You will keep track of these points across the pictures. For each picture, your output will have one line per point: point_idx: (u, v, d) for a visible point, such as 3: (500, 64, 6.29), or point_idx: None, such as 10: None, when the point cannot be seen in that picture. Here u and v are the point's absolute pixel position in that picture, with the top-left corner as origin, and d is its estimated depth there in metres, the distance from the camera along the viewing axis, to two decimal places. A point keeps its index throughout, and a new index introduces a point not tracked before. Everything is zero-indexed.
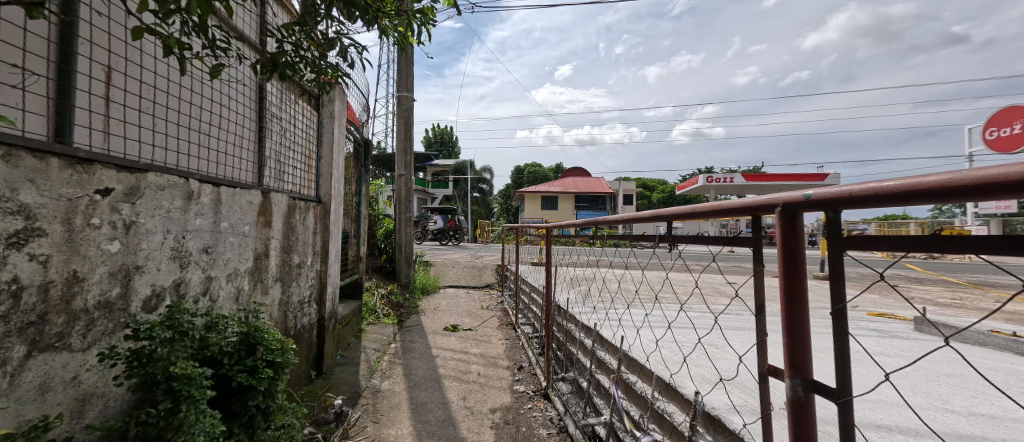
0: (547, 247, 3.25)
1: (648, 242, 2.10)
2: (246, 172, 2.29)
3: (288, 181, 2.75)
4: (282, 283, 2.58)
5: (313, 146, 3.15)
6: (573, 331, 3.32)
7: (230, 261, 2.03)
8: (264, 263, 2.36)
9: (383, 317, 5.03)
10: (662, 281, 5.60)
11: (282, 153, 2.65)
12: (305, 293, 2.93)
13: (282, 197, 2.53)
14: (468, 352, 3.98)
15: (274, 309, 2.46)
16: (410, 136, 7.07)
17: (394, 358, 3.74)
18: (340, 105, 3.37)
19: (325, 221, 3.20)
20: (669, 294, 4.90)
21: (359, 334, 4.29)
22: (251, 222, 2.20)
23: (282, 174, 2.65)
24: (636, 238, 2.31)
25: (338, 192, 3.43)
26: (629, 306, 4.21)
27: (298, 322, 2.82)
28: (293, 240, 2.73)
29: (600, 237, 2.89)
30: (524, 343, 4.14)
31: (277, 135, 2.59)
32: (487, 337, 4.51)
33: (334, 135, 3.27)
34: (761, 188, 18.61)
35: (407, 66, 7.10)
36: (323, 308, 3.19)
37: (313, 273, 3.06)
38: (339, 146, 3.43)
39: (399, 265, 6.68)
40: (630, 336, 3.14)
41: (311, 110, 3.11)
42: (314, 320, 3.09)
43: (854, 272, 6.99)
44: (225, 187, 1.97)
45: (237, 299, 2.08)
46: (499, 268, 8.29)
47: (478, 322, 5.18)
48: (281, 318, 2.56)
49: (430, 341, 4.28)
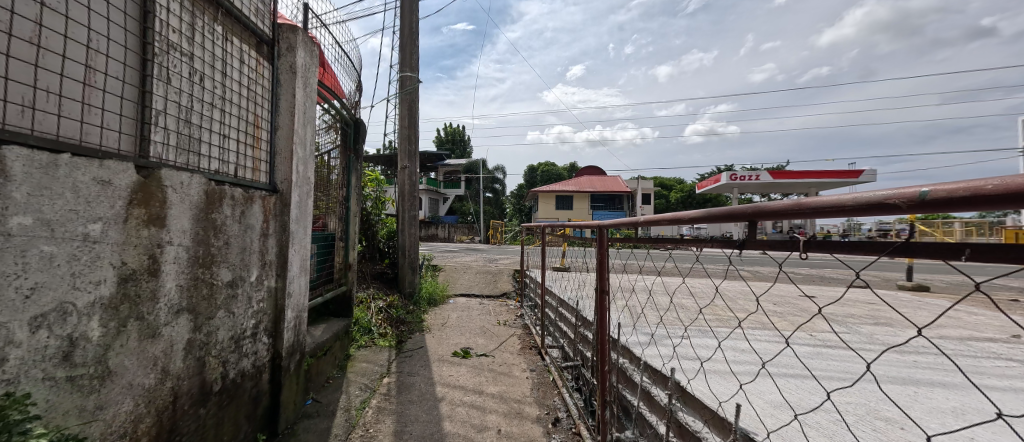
0: (601, 255, 2.15)
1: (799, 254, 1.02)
2: (112, 134, 1.35)
3: (209, 156, 1.77)
4: (191, 314, 1.63)
5: (262, 112, 2.20)
6: (632, 373, 2.37)
7: (41, 290, 1.09)
8: (149, 287, 1.42)
9: (378, 338, 4.09)
10: (719, 294, 4.55)
11: (197, 111, 1.69)
12: (246, 323, 1.99)
13: (192, 178, 1.60)
14: (482, 393, 3.01)
15: (174, 358, 1.54)
16: (414, 122, 6.15)
17: (383, 402, 2.79)
18: (308, 57, 2.41)
19: (285, 220, 2.25)
20: (737, 312, 3.84)
21: (343, 364, 3.35)
22: (108, 217, 1.26)
23: (196, 145, 1.68)
24: (729, 246, 1.25)
25: (307, 181, 2.49)
26: (695, 331, 3.19)
27: (231, 370, 1.88)
28: (219, 246, 1.78)
29: (668, 245, 1.82)
30: (557, 380, 3.15)
31: (189, 81, 1.65)
32: (507, 368, 3.52)
33: (297, 98, 2.30)
34: (795, 186, 17.26)
35: (410, 43, 6.19)
36: (279, 341, 2.23)
37: (261, 291, 2.11)
38: (310, 115, 2.48)
39: (402, 271, 5.76)
40: (721, 387, 2.15)
41: (259, 60, 2.15)
42: (263, 360, 2.14)
43: (938, 282, 5.83)
44: (14, 152, 1.01)
45: (62, 360, 1.14)
46: (516, 275, 7.26)
47: (494, 344, 4.21)
48: (191, 370, 1.63)
49: (435, 374, 3.33)
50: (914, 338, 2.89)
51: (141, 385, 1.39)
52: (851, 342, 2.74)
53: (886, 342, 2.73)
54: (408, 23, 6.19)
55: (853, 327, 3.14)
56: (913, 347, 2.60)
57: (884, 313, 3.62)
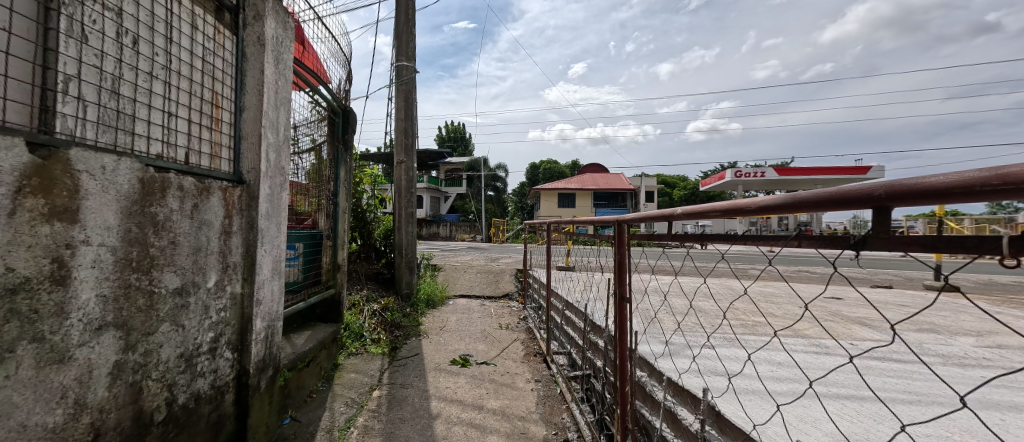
0: (620, 254, 1.84)
1: (939, 256, 0.70)
2: None
3: (148, 136, 1.46)
4: (121, 330, 1.32)
5: (224, 89, 1.88)
6: (653, 390, 2.05)
7: None
8: (51, 300, 1.11)
9: (370, 345, 3.78)
10: (738, 297, 4.23)
11: (127, 81, 1.38)
12: (202, 337, 1.67)
13: (120, 162, 1.29)
14: (482, 408, 2.70)
15: (94, 387, 1.23)
16: (411, 114, 5.83)
17: (370, 421, 2.48)
18: (279, 28, 2.09)
19: (253, 216, 1.93)
20: (761, 316, 3.52)
21: (329, 375, 3.04)
22: None
23: (127, 122, 1.38)
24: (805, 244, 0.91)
25: (282, 171, 2.17)
26: (719, 339, 2.86)
27: (181, 394, 1.57)
28: (162, 246, 1.46)
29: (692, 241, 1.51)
30: (565, 393, 2.84)
31: (117, 42, 1.34)
32: (510, 378, 3.21)
33: (266, 76, 1.99)
34: (803, 182, 16.87)
35: (407, 30, 5.87)
36: (246, 356, 1.92)
37: (223, 299, 1.79)
38: (283, 95, 2.16)
39: (399, 271, 5.45)
40: (761, 411, 1.82)
41: (219, 28, 1.83)
42: (226, 379, 1.83)
43: (968, 282, 5.48)
44: None
45: None
46: (519, 275, 6.95)
47: (495, 350, 3.90)
48: (120, 399, 1.32)
49: (429, 385, 3.02)
50: (969, 348, 2.57)
51: (41, 425, 1.10)
52: (899, 352, 2.42)
53: (939, 353, 2.41)
54: (404, 10, 5.87)
55: (895, 334, 2.82)
56: (974, 360, 2.27)
57: (924, 318, 3.30)
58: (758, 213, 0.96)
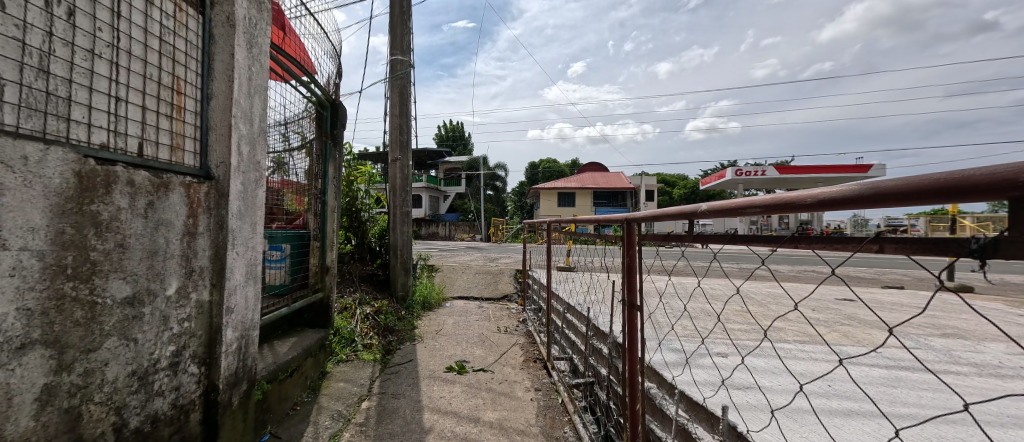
0: (631, 254, 1.66)
1: None
2: None
3: (88, 123, 1.27)
4: (50, 348, 1.13)
5: (189, 74, 1.68)
6: (664, 404, 1.86)
7: None
8: None
9: (362, 351, 3.60)
10: (747, 299, 4.04)
11: (59, 60, 1.20)
12: (161, 352, 1.48)
13: (48, 153, 1.11)
14: (479, 420, 2.52)
15: (13, 416, 1.06)
16: (407, 110, 5.64)
17: (356, 436, 2.29)
18: (253, 8, 1.89)
19: (222, 215, 1.73)
20: (774, 320, 3.33)
21: (315, 384, 2.86)
22: None
23: (59, 107, 1.20)
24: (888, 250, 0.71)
25: (258, 167, 1.98)
26: (731, 346, 2.68)
27: (133, 417, 1.39)
28: (107, 251, 1.27)
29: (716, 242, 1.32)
30: (567, 404, 2.65)
31: (47, 14, 1.16)
32: (508, 387, 3.03)
33: (237, 60, 1.79)
34: (805, 181, 16.68)
35: (402, 24, 5.68)
36: (214, 370, 1.73)
37: (186, 309, 1.60)
38: (260, 83, 1.96)
39: (394, 273, 5.26)
40: (787, 433, 1.63)
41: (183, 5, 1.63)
42: (191, 396, 1.64)
43: None
44: None
45: None
46: (519, 275, 6.77)
47: (493, 355, 3.73)
48: (49, 428, 1.14)
49: (423, 395, 2.85)
50: (1000, 356, 2.40)
51: None
52: (926, 361, 2.25)
53: (971, 362, 2.23)
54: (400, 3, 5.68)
55: (918, 340, 2.65)
56: (1010, 370, 2.10)
57: (946, 323, 3.12)
58: (817, 209, 0.78)
